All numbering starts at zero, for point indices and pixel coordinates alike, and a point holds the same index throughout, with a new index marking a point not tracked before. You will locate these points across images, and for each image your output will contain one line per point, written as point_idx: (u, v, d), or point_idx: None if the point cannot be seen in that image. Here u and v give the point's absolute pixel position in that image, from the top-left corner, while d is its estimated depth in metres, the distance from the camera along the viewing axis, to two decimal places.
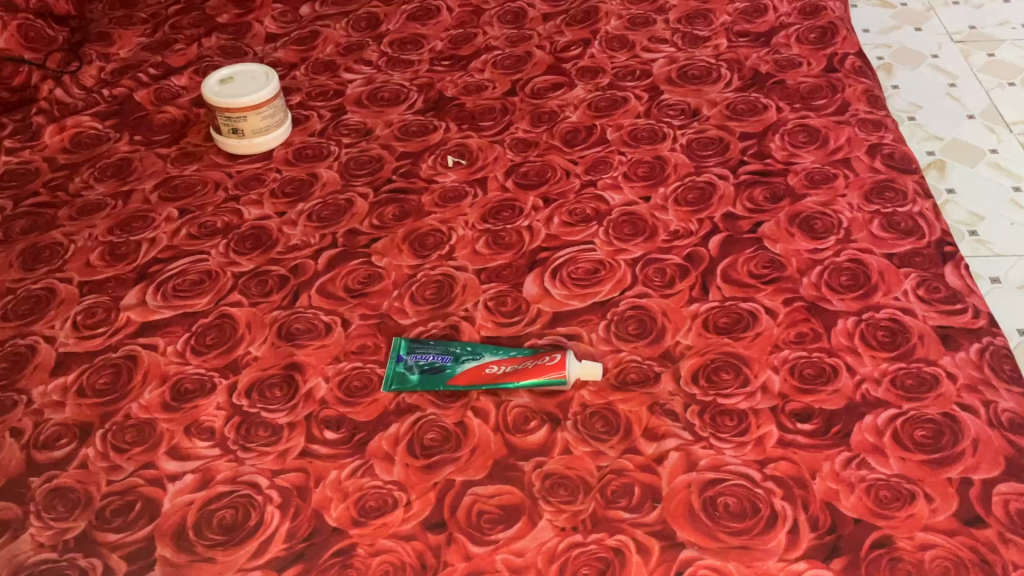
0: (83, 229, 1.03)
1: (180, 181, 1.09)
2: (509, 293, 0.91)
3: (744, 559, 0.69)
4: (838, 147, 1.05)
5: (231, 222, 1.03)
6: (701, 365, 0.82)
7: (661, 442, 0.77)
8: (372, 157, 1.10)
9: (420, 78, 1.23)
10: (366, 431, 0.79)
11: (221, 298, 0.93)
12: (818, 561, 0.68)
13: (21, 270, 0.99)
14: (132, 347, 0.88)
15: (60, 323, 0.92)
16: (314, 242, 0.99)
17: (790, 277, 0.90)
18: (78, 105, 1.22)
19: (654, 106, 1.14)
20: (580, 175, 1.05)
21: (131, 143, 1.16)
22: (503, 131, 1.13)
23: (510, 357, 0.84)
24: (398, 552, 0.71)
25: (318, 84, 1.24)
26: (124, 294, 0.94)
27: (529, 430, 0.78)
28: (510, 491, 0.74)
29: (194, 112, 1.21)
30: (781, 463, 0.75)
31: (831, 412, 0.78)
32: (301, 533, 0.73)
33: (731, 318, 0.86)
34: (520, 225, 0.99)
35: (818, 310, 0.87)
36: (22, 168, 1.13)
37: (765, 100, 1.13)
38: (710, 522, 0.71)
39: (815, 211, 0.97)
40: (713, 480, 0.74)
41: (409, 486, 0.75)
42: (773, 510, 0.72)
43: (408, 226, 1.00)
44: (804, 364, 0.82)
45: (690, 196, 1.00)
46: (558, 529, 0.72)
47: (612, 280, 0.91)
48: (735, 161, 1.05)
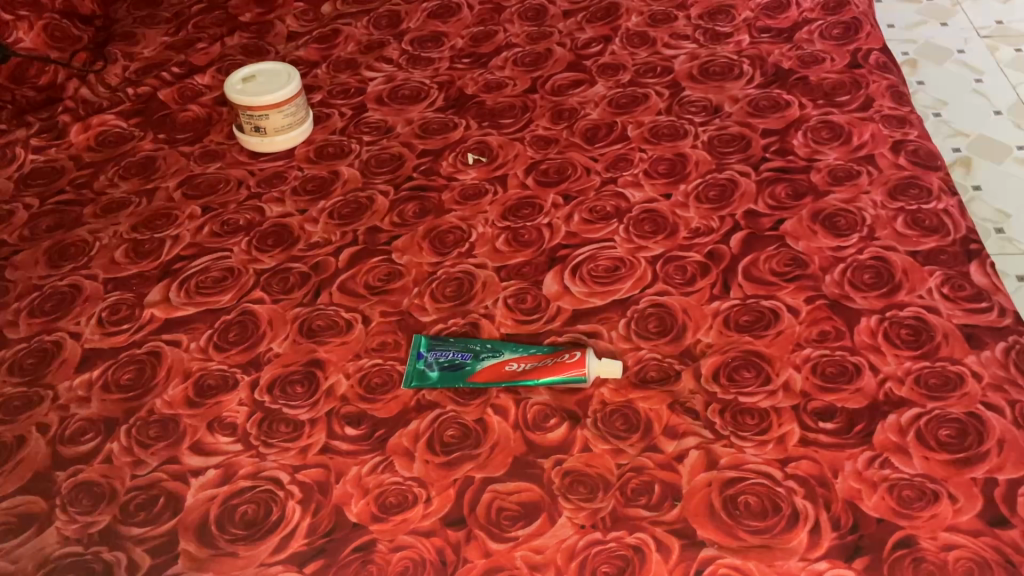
0: (108, 227, 1.04)
1: (203, 179, 1.10)
2: (529, 290, 0.91)
3: (764, 558, 0.69)
4: (861, 143, 1.04)
5: (252, 220, 1.03)
6: (722, 364, 0.82)
7: (681, 440, 0.76)
8: (393, 155, 1.11)
9: (441, 76, 1.23)
10: (386, 427, 0.80)
11: (244, 295, 0.94)
12: (839, 561, 0.68)
13: (47, 268, 1.00)
14: (156, 343, 0.89)
15: (86, 319, 0.93)
16: (335, 239, 1.00)
17: (812, 275, 0.89)
18: (103, 104, 1.23)
19: (675, 103, 1.13)
20: (600, 173, 1.05)
21: (154, 142, 1.17)
22: (523, 129, 1.13)
23: (530, 354, 0.84)
24: (418, 548, 0.71)
25: (339, 83, 1.24)
26: (148, 290, 0.96)
27: (549, 427, 0.78)
28: (530, 489, 0.74)
29: (217, 111, 1.22)
30: (803, 462, 0.74)
31: (853, 411, 0.77)
32: (322, 528, 0.73)
33: (752, 316, 0.86)
34: (540, 223, 0.99)
35: (841, 308, 0.86)
36: (48, 166, 1.14)
37: (787, 97, 1.12)
38: (730, 521, 0.71)
39: (838, 208, 0.96)
40: (733, 479, 0.73)
41: (429, 483, 0.75)
42: (794, 509, 0.71)
43: (429, 224, 1.00)
44: (827, 362, 0.81)
45: (711, 193, 1.00)
46: (578, 527, 0.72)
47: (632, 277, 0.91)
48: (757, 158, 1.04)
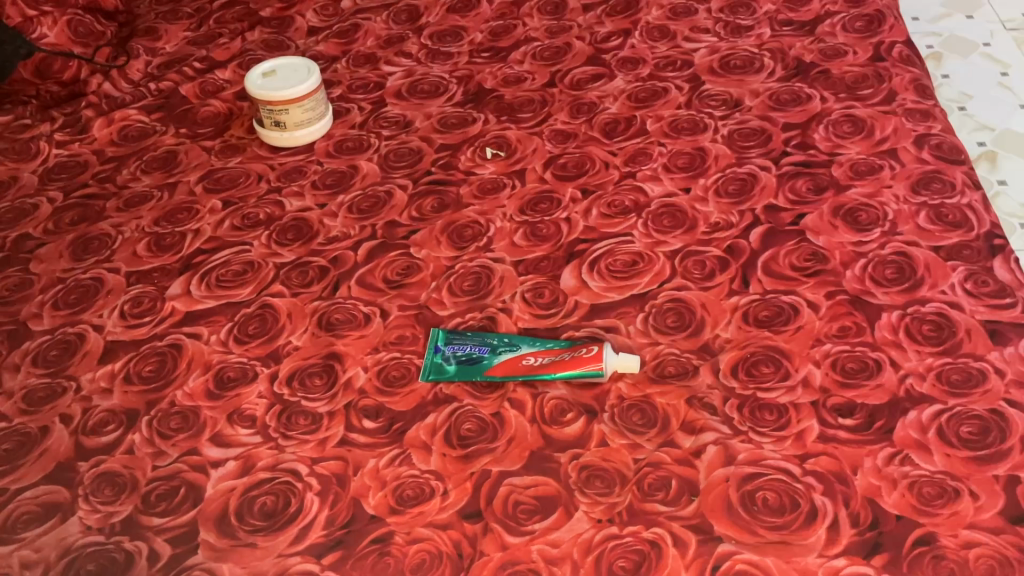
0: (130, 220, 1.05)
1: (224, 174, 1.11)
2: (547, 285, 0.91)
3: (783, 555, 0.68)
4: (884, 137, 1.03)
5: (272, 214, 1.04)
6: (741, 359, 0.82)
7: (699, 436, 0.76)
8: (411, 150, 1.11)
9: (460, 70, 1.23)
10: (404, 420, 0.80)
11: (263, 288, 0.94)
12: (858, 558, 0.67)
13: (71, 260, 1.01)
14: (177, 336, 0.90)
15: (108, 311, 0.94)
16: (354, 233, 1.00)
17: (833, 270, 0.89)
18: (126, 99, 1.25)
19: (695, 96, 1.13)
20: (619, 167, 1.04)
21: (176, 136, 1.18)
22: (542, 123, 1.13)
23: (547, 348, 0.84)
24: (435, 540, 0.71)
25: (359, 77, 1.25)
26: (170, 284, 0.96)
27: (566, 422, 0.78)
28: (547, 483, 0.74)
29: (238, 105, 1.23)
30: (822, 458, 0.74)
31: (873, 407, 0.77)
32: (340, 520, 0.74)
33: (772, 311, 0.85)
34: (559, 217, 0.99)
35: (862, 304, 0.85)
36: (72, 160, 1.16)
37: (809, 90, 1.11)
38: (748, 517, 0.70)
39: (859, 203, 0.95)
40: (751, 474, 0.73)
41: (446, 476, 0.75)
42: (813, 505, 0.71)
43: (447, 218, 1.00)
44: (847, 358, 0.80)
45: (730, 187, 0.99)
46: (595, 521, 0.71)
47: (650, 272, 0.91)
48: (777, 152, 1.03)
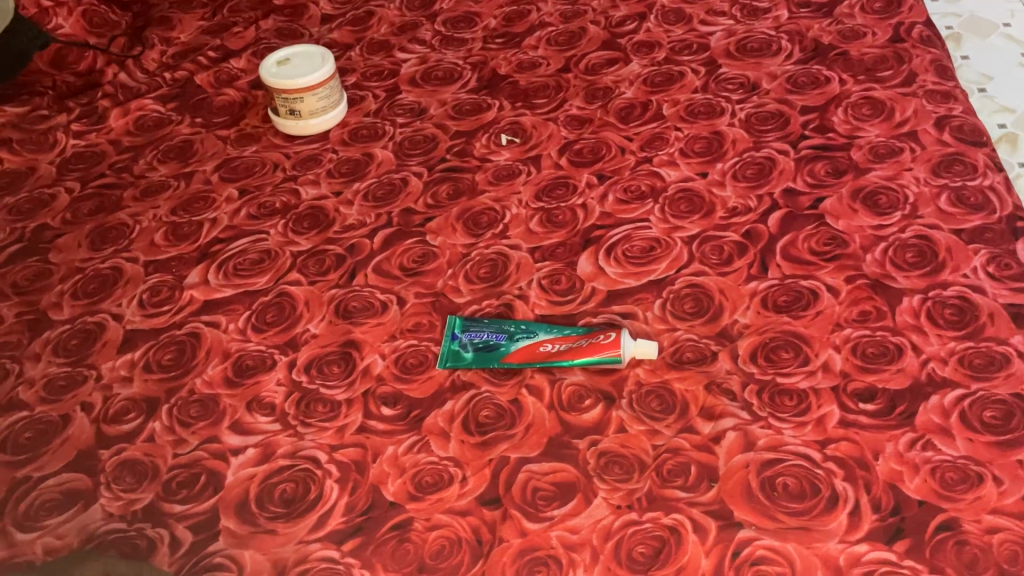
0: (147, 210, 1.06)
1: (240, 163, 1.11)
2: (563, 272, 0.91)
3: (803, 540, 0.68)
4: (904, 119, 1.02)
5: (288, 202, 1.04)
6: (760, 344, 0.81)
7: (718, 421, 0.76)
8: (426, 137, 1.11)
9: (474, 57, 1.23)
10: (422, 407, 0.80)
11: (280, 277, 0.95)
12: (880, 543, 0.67)
13: (89, 250, 1.01)
14: (196, 324, 0.91)
15: (127, 301, 0.95)
16: (370, 221, 1.00)
17: (853, 254, 0.88)
18: (142, 89, 1.25)
19: (711, 80, 1.12)
20: (635, 152, 1.04)
21: (192, 125, 1.18)
22: (557, 108, 1.12)
23: (565, 335, 0.83)
24: (454, 527, 0.72)
25: (373, 65, 1.25)
26: (187, 273, 0.97)
27: (584, 408, 0.78)
28: (565, 469, 0.74)
29: (252, 93, 1.22)
30: (843, 443, 0.73)
31: (895, 392, 0.76)
32: (359, 507, 0.74)
33: (791, 296, 0.85)
34: (575, 203, 0.98)
35: (882, 288, 0.84)
36: (88, 150, 1.16)
37: (827, 72, 1.10)
38: (768, 502, 0.70)
39: (879, 186, 0.94)
40: (772, 460, 0.73)
41: (464, 463, 0.76)
42: (834, 491, 0.70)
43: (463, 205, 1.00)
44: (868, 343, 0.80)
45: (748, 172, 0.99)
46: (614, 507, 0.71)
47: (667, 258, 0.90)
48: (796, 136, 1.02)
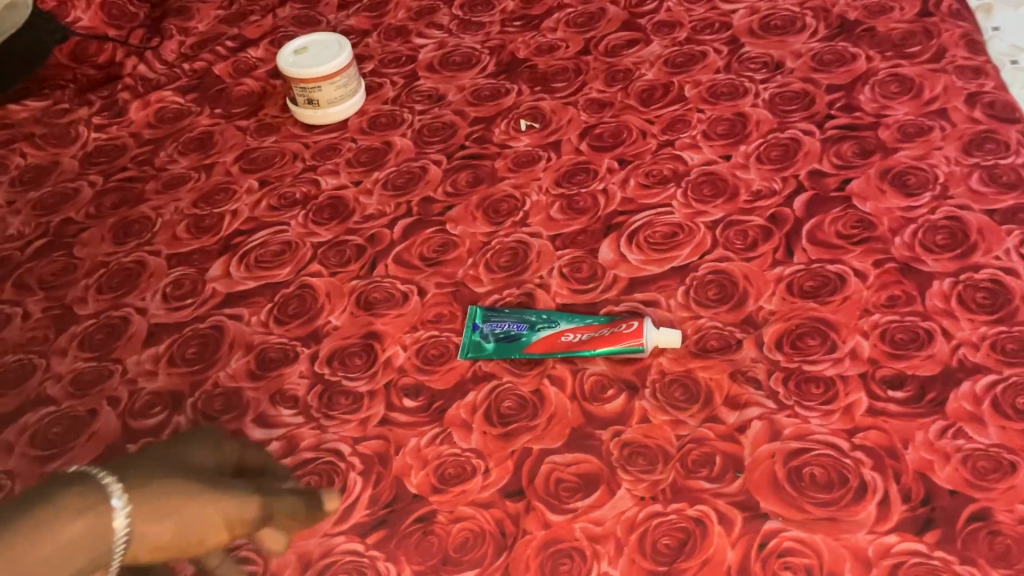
0: (169, 203, 1.06)
1: (260, 153, 1.11)
2: (585, 259, 0.90)
3: (831, 531, 0.67)
4: (933, 97, 0.99)
5: (308, 193, 1.04)
6: (786, 331, 0.80)
7: (744, 411, 0.75)
8: (445, 124, 1.10)
9: (492, 40, 1.21)
10: (444, 398, 0.80)
11: (301, 269, 0.95)
12: (910, 534, 0.66)
13: (113, 244, 1.02)
14: (218, 318, 0.91)
15: (150, 295, 0.95)
16: (390, 211, 0.99)
17: (881, 237, 0.86)
18: (161, 80, 1.25)
19: (734, 60, 1.09)
20: (657, 135, 1.02)
21: (211, 116, 1.18)
22: (577, 92, 1.10)
23: (587, 324, 0.82)
24: (478, 519, 0.71)
25: (391, 51, 1.24)
26: (209, 265, 0.97)
27: (607, 398, 0.78)
28: (589, 460, 0.74)
29: (271, 83, 1.22)
30: (871, 432, 0.72)
31: (925, 378, 0.74)
32: (383, 500, 0.74)
33: (818, 281, 0.83)
34: (595, 188, 0.97)
35: (912, 272, 0.82)
36: (110, 144, 1.17)
37: (853, 50, 1.07)
38: (795, 493, 0.69)
39: (907, 166, 0.92)
40: (798, 450, 0.71)
41: (487, 454, 0.75)
42: (862, 481, 0.69)
43: (482, 193, 0.99)
44: (897, 328, 0.78)
45: (773, 153, 0.97)
46: (638, 499, 0.71)
47: (690, 244, 0.89)
48: (821, 116, 1.00)
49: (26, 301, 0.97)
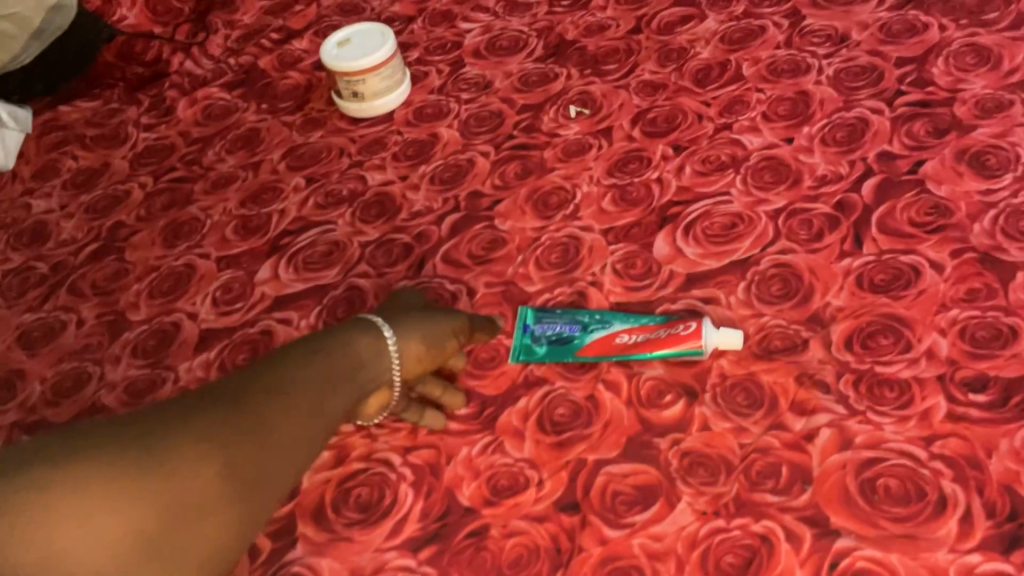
0: (218, 204, 1.05)
1: (306, 149, 1.10)
2: (639, 255, 0.86)
3: (909, 550, 0.63)
4: (1015, 67, 0.91)
5: (355, 189, 1.02)
6: (856, 330, 0.75)
7: (811, 417, 0.71)
8: (492, 113, 1.06)
9: (540, 22, 1.17)
10: (495, 406, 0.78)
11: (349, 269, 0.93)
12: (995, 553, 0.61)
13: (164, 248, 1.02)
14: (268, 322, 0.90)
15: (201, 299, 0.95)
16: (437, 207, 0.97)
17: (958, 224, 0.80)
18: (208, 76, 1.24)
19: (796, 33, 1.03)
20: (714, 118, 0.97)
21: (258, 112, 1.17)
22: (628, 74, 1.06)
23: (642, 325, 0.79)
24: (532, 534, 0.69)
25: (436, 37, 1.21)
26: (258, 268, 0.96)
27: (665, 404, 0.74)
28: (646, 471, 0.71)
29: (316, 75, 1.20)
30: (951, 440, 0.67)
31: (1009, 381, 0.69)
32: (435, 513, 0.72)
33: (889, 274, 0.78)
34: (649, 178, 0.93)
35: (993, 262, 0.77)
36: (159, 144, 1.16)
37: (926, 18, 1.00)
38: (869, 507, 0.65)
39: (987, 145, 0.85)
40: (871, 460, 0.67)
41: (540, 465, 0.73)
42: (942, 494, 0.64)
43: (532, 185, 0.96)
44: (977, 326, 0.73)
45: (838, 135, 0.91)
46: (699, 513, 0.68)
47: (751, 235, 0.84)
48: (891, 92, 0.93)
49: (81, 307, 0.98)
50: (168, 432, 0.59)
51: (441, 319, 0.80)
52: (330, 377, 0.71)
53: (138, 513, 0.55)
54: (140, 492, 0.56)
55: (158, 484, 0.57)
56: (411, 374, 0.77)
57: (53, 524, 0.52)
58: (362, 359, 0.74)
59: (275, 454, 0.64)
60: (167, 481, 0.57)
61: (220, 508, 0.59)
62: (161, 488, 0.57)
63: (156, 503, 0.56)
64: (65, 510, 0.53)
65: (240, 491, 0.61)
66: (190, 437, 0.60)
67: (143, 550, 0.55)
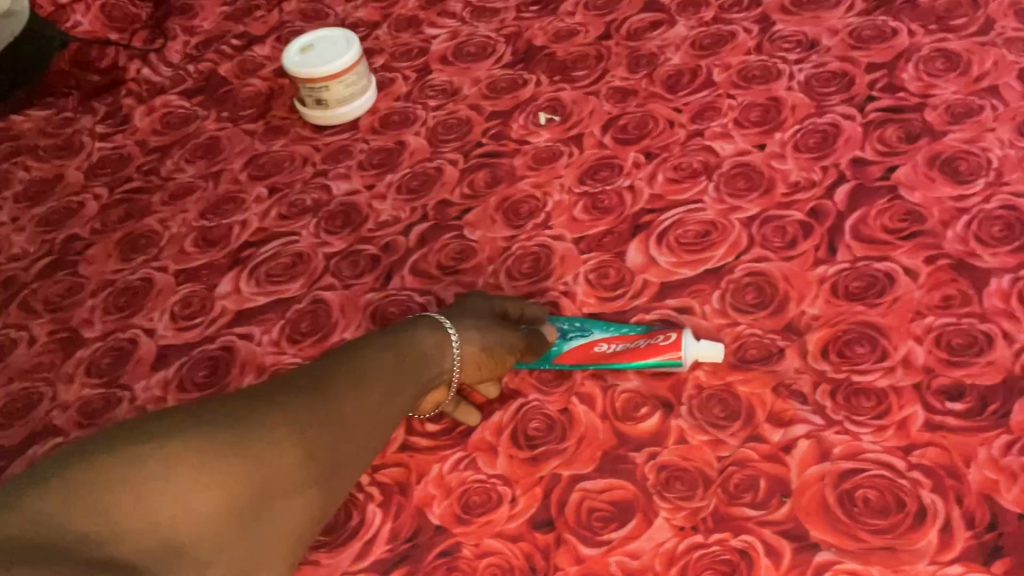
0: (177, 215, 1.02)
1: (268, 158, 1.07)
2: (612, 264, 0.85)
3: (889, 563, 0.61)
4: (983, 73, 0.91)
5: (320, 199, 0.99)
6: (832, 338, 0.74)
7: (789, 429, 0.69)
8: (460, 120, 1.04)
9: (508, 28, 1.15)
10: (467, 421, 0.76)
11: (314, 282, 0.90)
12: (976, 565, 0.60)
13: (120, 261, 0.98)
14: (229, 338, 0.87)
15: (159, 314, 0.91)
16: (405, 216, 0.95)
17: (932, 230, 0.79)
18: (166, 83, 1.21)
19: (766, 39, 1.02)
20: (685, 125, 0.96)
21: (218, 121, 1.14)
22: (598, 81, 1.04)
23: (622, 334, 0.77)
24: (505, 554, 0.67)
25: (402, 43, 1.18)
26: (219, 281, 0.93)
27: (640, 417, 0.73)
28: (622, 486, 0.69)
29: (278, 82, 1.17)
30: (930, 449, 0.66)
31: (986, 389, 0.68)
32: (404, 533, 0.70)
33: (864, 282, 0.77)
34: (621, 185, 0.92)
35: (967, 268, 0.76)
36: (115, 153, 1.13)
37: (894, 24, 1.00)
38: (848, 519, 0.64)
39: (958, 150, 0.85)
40: (850, 471, 0.66)
41: (513, 481, 0.71)
42: (922, 505, 0.63)
43: (501, 194, 0.94)
44: (953, 333, 0.72)
45: (810, 141, 0.90)
46: (676, 529, 0.66)
47: (724, 243, 0.83)
48: (862, 98, 0.93)
49: (32, 324, 0.94)
50: (186, 426, 0.52)
51: (505, 329, 0.74)
52: (397, 371, 0.66)
53: (233, 490, 0.52)
54: (230, 475, 0.52)
55: (199, 480, 0.50)
56: (468, 378, 0.73)
57: (159, 497, 0.49)
58: (418, 364, 0.68)
59: (344, 448, 0.60)
60: (268, 461, 0.54)
61: (302, 491, 0.57)
62: (219, 472, 0.51)
63: (255, 485, 0.53)
64: (147, 489, 0.48)
65: (312, 479, 0.57)
66: (209, 433, 0.52)
67: (236, 535, 0.52)
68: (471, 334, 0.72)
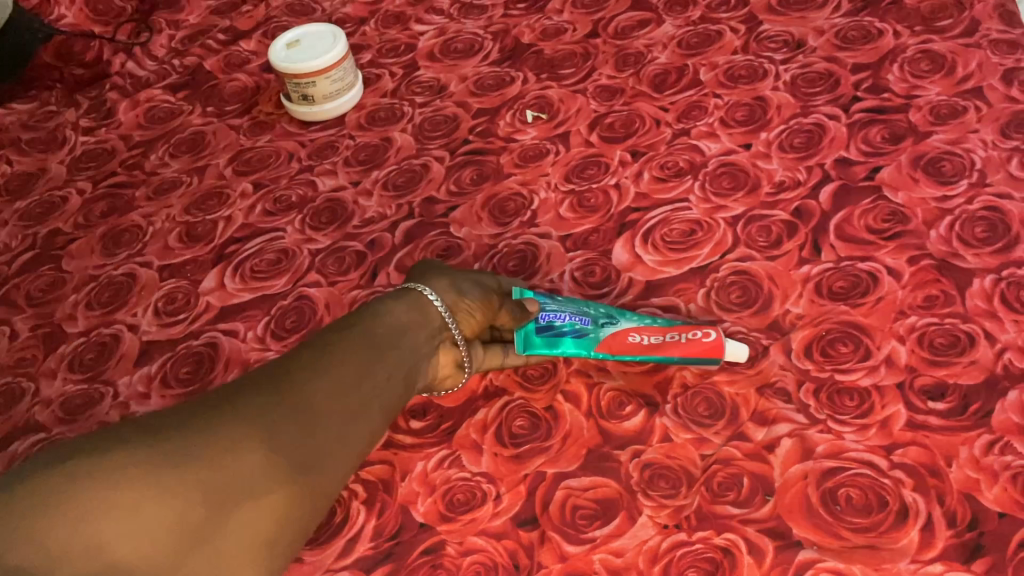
0: (161, 210, 1.01)
1: (253, 154, 1.06)
2: (598, 262, 0.85)
3: (871, 561, 0.61)
4: (967, 74, 0.92)
5: (305, 195, 0.99)
6: (815, 338, 0.74)
7: (772, 427, 0.70)
8: (447, 117, 1.04)
9: (495, 25, 1.15)
10: (452, 419, 0.76)
11: (299, 278, 0.90)
12: (957, 563, 0.60)
13: (103, 256, 0.98)
14: (213, 334, 0.86)
15: (142, 310, 0.91)
16: (391, 213, 0.94)
17: (915, 230, 0.80)
18: (151, 77, 1.20)
19: (752, 39, 1.03)
20: (671, 124, 0.96)
21: (203, 115, 1.13)
22: (585, 79, 1.04)
23: (655, 324, 0.75)
24: (489, 551, 0.67)
25: (389, 39, 1.18)
26: (203, 277, 0.92)
27: (625, 415, 0.73)
28: (606, 484, 0.69)
29: (264, 77, 1.17)
30: (911, 448, 0.66)
31: (967, 388, 0.69)
32: (388, 531, 0.70)
33: (848, 282, 0.77)
34: (607, 183, 0.92)
35: (949, 269, 0.77)
36: (99, 148, 1.12)
37: (880, 24, 1.00)
38: (830, 518, 0.64)
39: (942, 151, 0.86)
40: (832, 469, 0.66)
41: (498, 479, 0.71)
42: (903, 504, 0.64)
43: (488, 191, 0.94)
44: (935, 333, 0.72)
45: (795, 141, 0.91)
46: (660, 527, 0.66)
47: (710, 242, 0.83)
48: (847, 98, 0.93)
49: (13, 319, 0.93)
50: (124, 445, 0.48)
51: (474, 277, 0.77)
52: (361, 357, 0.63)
53: (183, 500, 0.47)
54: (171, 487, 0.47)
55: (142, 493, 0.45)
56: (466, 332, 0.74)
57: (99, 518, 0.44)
58: (394, 338, 0.66)
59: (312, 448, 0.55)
60: (222, 463, 0.49)
61: (270, 493, 0.51)
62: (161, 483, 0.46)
63: (210, 490, 0.48)
64: (94, 502, 0.44)
65: (285, 474, 0.52)
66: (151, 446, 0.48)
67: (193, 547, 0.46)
68: (444, 285, 0.75)
